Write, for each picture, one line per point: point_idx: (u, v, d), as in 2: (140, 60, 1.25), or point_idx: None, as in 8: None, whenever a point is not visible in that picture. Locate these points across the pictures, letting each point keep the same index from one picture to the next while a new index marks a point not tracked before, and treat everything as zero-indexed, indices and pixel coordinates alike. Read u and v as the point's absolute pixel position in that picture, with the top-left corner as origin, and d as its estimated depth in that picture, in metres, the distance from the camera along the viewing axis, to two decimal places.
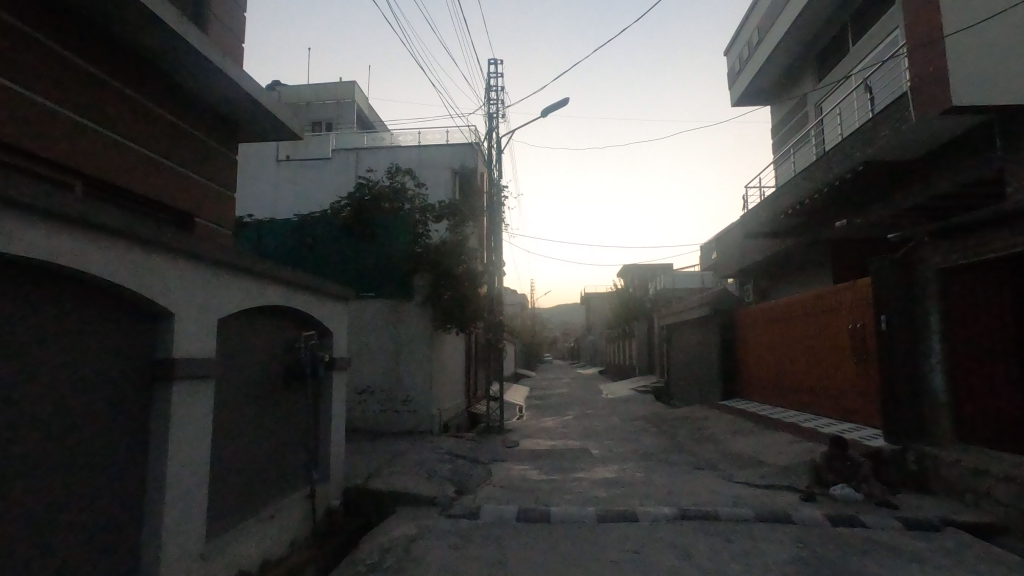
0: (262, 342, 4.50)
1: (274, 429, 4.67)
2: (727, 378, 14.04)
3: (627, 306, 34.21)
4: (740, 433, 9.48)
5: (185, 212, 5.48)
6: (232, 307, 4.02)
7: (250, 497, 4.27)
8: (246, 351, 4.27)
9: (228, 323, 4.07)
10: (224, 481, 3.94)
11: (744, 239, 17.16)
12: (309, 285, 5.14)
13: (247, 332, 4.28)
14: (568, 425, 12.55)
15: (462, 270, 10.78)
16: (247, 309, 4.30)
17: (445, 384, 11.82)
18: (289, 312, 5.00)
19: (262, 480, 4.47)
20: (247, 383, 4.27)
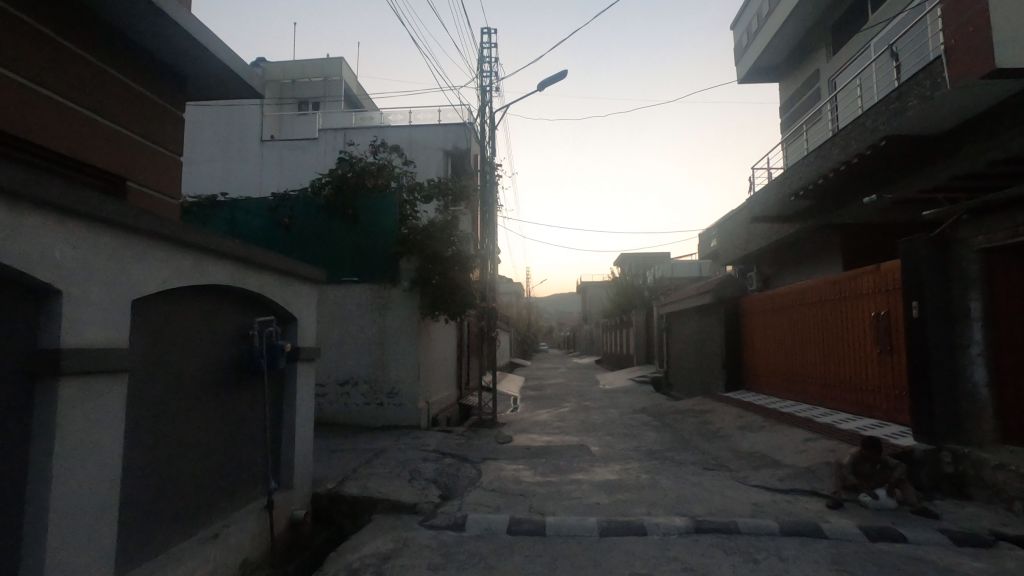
0: (201, 329, 3.78)
1: (218, 432, 3.96)
2: (732, 369, 13.39)
3: (625, 295, 33.48)
4: (749, 429, 8.83)
5: (116, 176, 4.68)
6: (156, 285, 3.28)
7: (184, 514, 3.56)
8: (179, 339, 3.55)
9: (152, 306, 3.34)
10: (145, 498, 3.23)
11: (749, 223, 16.44)
12: (266, 263, 4.38)
13: (176, 318, 3.52)
14: (565, 418, 11.87)
15: (452, 253, 9.98)
16: (181, 288, 3.56)
17: (435, 376, 11.10)
18: (241, 295, 4.27)
19: (200, 495, 3.74)
20: (179, 378, 3.55)
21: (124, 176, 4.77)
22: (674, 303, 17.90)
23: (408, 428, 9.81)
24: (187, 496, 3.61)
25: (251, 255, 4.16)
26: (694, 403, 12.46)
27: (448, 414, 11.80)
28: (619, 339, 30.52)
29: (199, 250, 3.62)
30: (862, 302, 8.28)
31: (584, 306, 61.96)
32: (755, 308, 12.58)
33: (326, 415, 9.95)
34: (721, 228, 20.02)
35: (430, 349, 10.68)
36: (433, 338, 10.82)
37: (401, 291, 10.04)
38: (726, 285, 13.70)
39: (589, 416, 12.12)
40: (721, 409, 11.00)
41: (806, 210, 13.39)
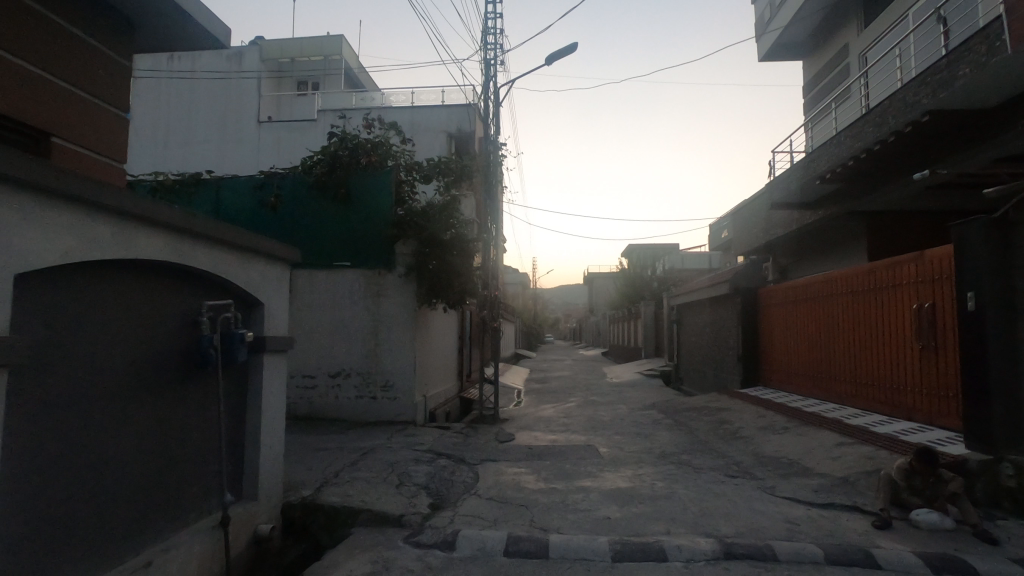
0: (119, 312, 3.16)
1: (146, 434, 3.35)
2: (748, 365, 12.64)
3: (634, 286, 32.65)
4: (772, 430, 8.12)
5: (37, 128, 3.90)
6: (45, 257, 2.65)
7: (89, 535, 2.95)
8: (83, 322, 2.94)
9: (41, 282, 2.72)
10: (24, 515, 2.63)
11: (768, 210, 15.61)
12: (217, 236, 3.72)
13: (80, 295, 2.90)
14: (571, 415, 11.18)
15: (450, 236, 9.25)
16: (89, 262, 2.94)
17: (433, 368, 10.44)
18: (183, 273, 3.65)
19: (117, 510, 3.13)
20: (82, 370, 2.93)
21: (48, 129, 3.98)
22: (687, 295, 17.12)
23: (403, 424, 9.16)
24: (96, 511, 3.01)
25: (193, 225, 3.50)
26: (709, 400, 11.74)
27: (447, 409, 11.15)
28: (627, 332, 29.76)
29: (115, 214, 2.99)
30: (901, 293, 7.51)
31: (591, 297, 61.16)
32: (777, 300, 11.81)
33: (317, 409, 9.33)
34: (736, 217, 19.18)
35: (428, 340, 10.01)
36: (431, 328, 10.15)
37: (396, 276, 9.36)
38: (743, 275, 12.93)
39: (597, 412, 11.43)
40: (738, 407, 10.27)
41: (831, 196, 12.55)
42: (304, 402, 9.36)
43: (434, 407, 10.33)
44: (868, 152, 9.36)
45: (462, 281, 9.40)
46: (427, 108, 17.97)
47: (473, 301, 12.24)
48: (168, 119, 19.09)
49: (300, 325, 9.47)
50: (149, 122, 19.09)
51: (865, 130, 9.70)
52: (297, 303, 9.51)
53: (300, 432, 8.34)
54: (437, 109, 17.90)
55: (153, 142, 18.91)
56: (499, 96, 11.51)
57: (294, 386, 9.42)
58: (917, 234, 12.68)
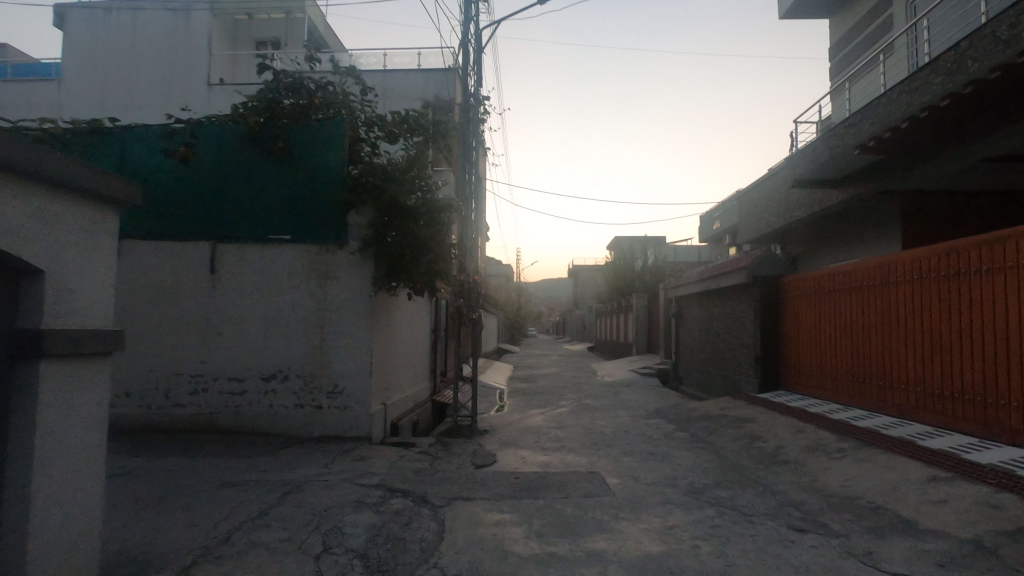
0: None
1: None
2: (768, 365, 10.93)
3: (623, 278, 30.90)
4: (825, 453, 6.35)
5: None
6: None
7: None
8: None
9: None
10: None
11: (782, 190, 13.88)
12: None
13: None
14: (563, 425, 9.33)
15: (417, 201, 7.28)
16: None
17: (397, 369, 8.52)
18: None
19: None
20: None
21: None
22: (689, 285, 15.37)
23: (355, 441, 7.23)
24: None
25: None
26: (724, 407, 10.00)
27: (416, 418, 9.24)
28: (616, 326, 28.02)
29: None
30: (1009, 277, 5.86)
31: (576, 290, 59.41)
32: (805, 290, 10.13)
33: (245, 422, 7.34)
34: (741, 200, 17.48)
35: (391, 334, 8.09)
36: (395, 319, 8.23)
37: (350, 253, 7.39)
38: (763, 261, 11.17)
39: (593, 421, 9.62)
40: (765, 418, 8.53)
41: (865, 171, 10.85)
42: (229, 412, 7.36)
43: (397, 417, 8.43)
44: (935, 109, 7.64)
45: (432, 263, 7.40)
46: (401, 73, 15.86)
47: (447, 287, 10.33)
48: (105, 77, 16.75)
49: (226, 314, 7.47)
50: (82, 80, 16.73)
51: (928, 83, 7.96)
52: (223, 287, 7.49)
53: (218, 455, 6.37)
54: (411, 73, 15.82)
55: (88, 103, 16.60)
56: (481, 41, 9.55)
57: (215, 393, 7.41)
58: (959, 217, 11.06)
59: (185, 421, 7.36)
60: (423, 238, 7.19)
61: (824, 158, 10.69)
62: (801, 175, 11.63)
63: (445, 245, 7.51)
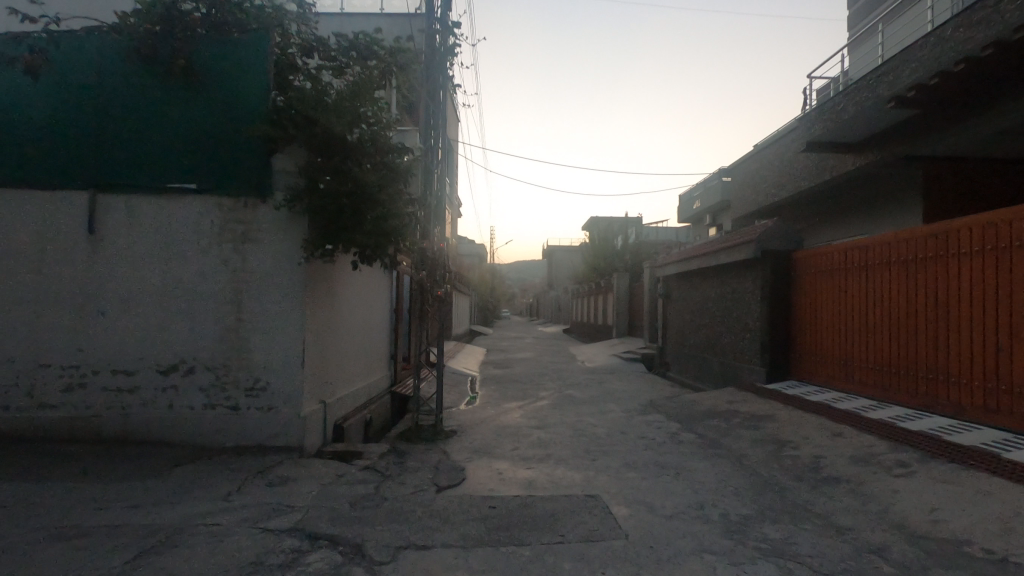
0: None
1: None
2: (776, 352, 9.62)
3: (603, 257, 29.51)
4: (883, 468, 4.99)
5: None
6: None
7: None
8: None
9: None
10: None
11: (788, 158, 12.49)
12: None
13: None
14: (546, 424, 7.82)
15: (358, 137, 5.42)
16: None
17: (341, 359, 6.87)
18: None
19: None
20: None
21: None
22: (679, 262, 13.97)
23: (281, 453, 5.56)
24: None
25: None
26: (729, 401, 8.64)
27: (368, 417, 7.61)
28: (594, 307, 26.67)
29: None
30: None
31: (551, 270, 57.96)
32: (824, 267, 8.81)
33: (136, 430, 5.58)
34: (737, 170, 16.05)
35: (331, 315, 6.39)
36: (337, 293, 6.53)
37: (274, 206, 5.65)
38: (773, 234, 9.78)
39: (581, 418, 8.16)
40: (785, 416, 7.18)
41: (892, 131, 9.50)
42: (115, 416, 5.60)
43: (341, 418, 6.78)
44: (1009, 42, 6.25)
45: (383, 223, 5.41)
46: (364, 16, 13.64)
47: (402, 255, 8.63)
48: None
49: (111, 287, 5.67)
50: None
51: (996, 14, 6.57)
52: (105, 252, 5.67)
53: (83, 478, 4.65)
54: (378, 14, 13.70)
55: None
56: None
57: (97, 391, 5.64)
58: (990, 185, 9.84)
59: (53, 428, 5.58)
60: (366, 183, 5.28)
61: (846, 116, 9.31)
62: (814, 137, 10.25)
63: (400, 197, 5.65)
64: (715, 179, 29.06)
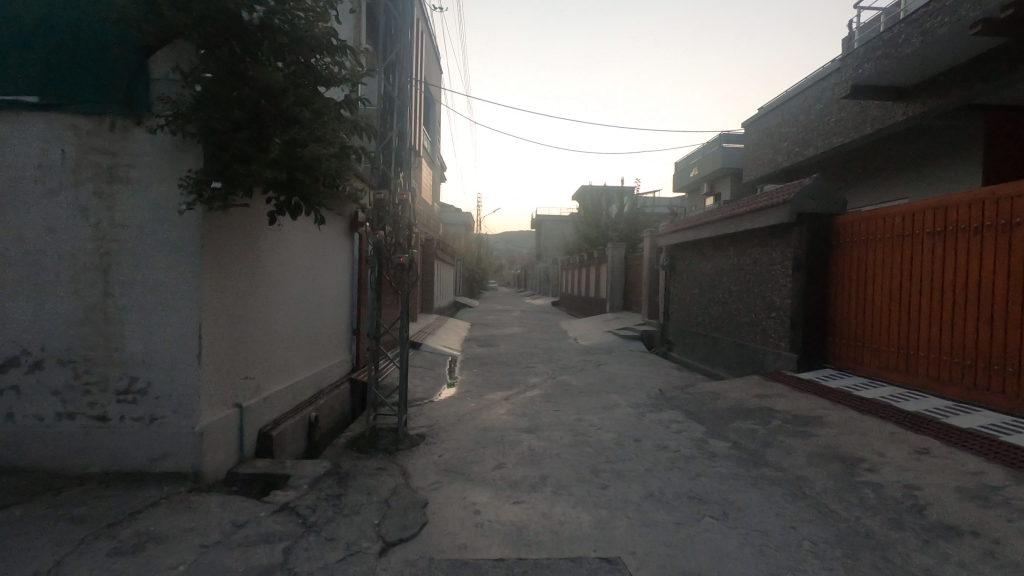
0: None
1: None
2: (809, 335, 8.14)
3: (596, 226, 27.85)
4: (1018, 513, 3.52)
5: None
6: None
7: None
8: None
9: None
10: None
11: (820, 109, 10.80)
12: None
13: None
14: (538, 425, 6.27)
15: (262, 17, 3.57)
16: None
17: (269, 346, 5.19)
18: None
19: None
20: None
21: None
22: (687, 229, 12.35)
23: (167, 482, 3.94)
24: None
25: None
26: (758, 395, 7.16)
27: (313, 415, 6.01)
28: (587, 279, 25.13)
29: None
30: None
31: (540, 241, 56.22)
32: (880, 234, 7.22)
33: None
34: (753, 127, 14.32)
35: (251, 286, 4.69)
36: (260, 257, 4.82)
37: (152, 127, 3.90)
38: (812, 194, 8.16)
39: (580, 417, 6.63)
40: (839, 420, 5.69)
41: (960, 71, 7.86)
42: None
43: (269, 424, 5.14)
44: None
45: (301, 152, 3.58)
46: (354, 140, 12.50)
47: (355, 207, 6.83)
48: None
49: None
50: None
51: None
52: None
53: None
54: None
55: None
56: None
57: None
58: None
59: None
60: (269, 85, 3.47)
61: (908, 51, 7.63)
62: (862, 78, 8.55)
63: (329, 114, 3.85)
64: (716, 145, 27.31)
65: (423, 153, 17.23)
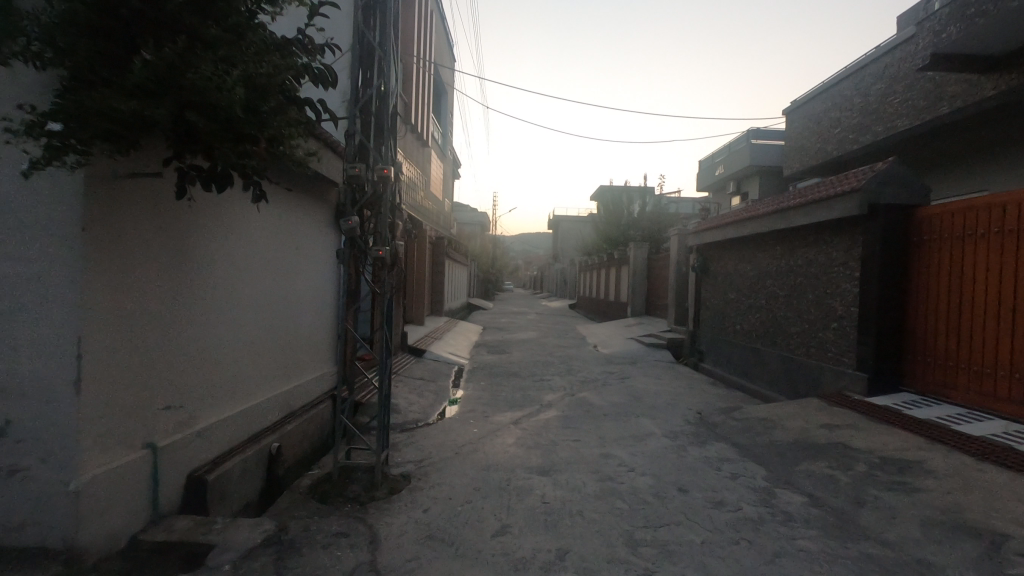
0: None
1: None
2: (883, 351, 6.75)
3: (616, 226, 26.49)
4: None
5: None
6: None
7: None
8: None
9: None
10: None
11: (890, 90, 9.42)
12: None
13: None
14: (554, 463, 5.03)
15: None
16: None
17: (210, 362, 4.00)
18: None
19: None
20: None
21: None
22: (722, 226, 10.99)
23: (31, 564, 2.79)
24: None
25: None
26: (826, 426, 5.83)
27: (276, 445, 4.82)
28: (606, 281, 23.74)
29: None
30: None
31: (556, 242, 54.87)
32: (983, 228, 5.78)
33: None
34: (797, 113, 12.89)
35: (174, 283, 3.49)
36: (190, 244, 3.62)
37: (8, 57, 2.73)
38: (888, 181, 6.77)
39: (607, 451, 5.37)
40: (950, 468, 4.35)
41: None
42: None
43: (207, 465, 3.95)
44: None
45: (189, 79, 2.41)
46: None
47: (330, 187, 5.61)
48: None
49: None
50: None
51: None
52: None
53: None
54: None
55: None
56: None
57: None
58: None
59: None
60: None
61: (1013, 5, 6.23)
62: (947, 44, 7.15)
63: (245, 34, 2.66)
64: (743, 141, 25.78)
65: (432, 143, 16.06)
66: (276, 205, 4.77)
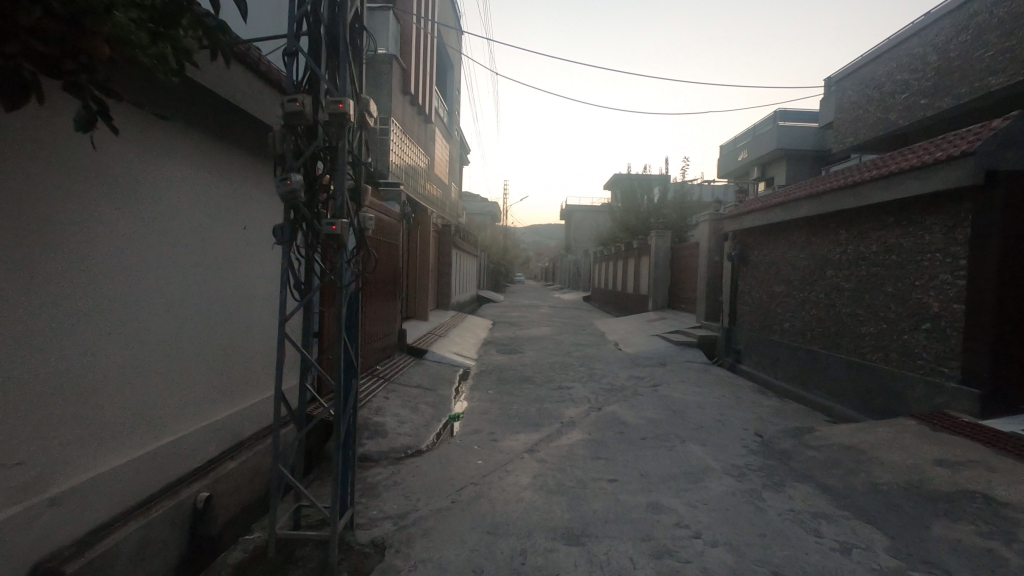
0: None
1: None
2: (1002, 360, 5.28)
3: (634, 215, 24.96)
4: None
5: None
6: None
7: None
8: None
9: None
10: None
11: (981, 44, 7.87)
12: None
13: None
14: (586, 519, 3.67)
15: None
16: None
17: (71, 387, 2.65)
18: None
19: None
20: None
21: None
22: (767, 207, 9.51)
23: None
24: None
25: None
26: (943, 462, 4.40)
27: (208, 494, 3.49)
28: (624, 273, 22.20)
29: None
30: None
31: (569, 232, 53.29)
32: None
33: None
34: (850, 81, 11.31)
35: None
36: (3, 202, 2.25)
37: None
38: (1008, 143, 5.30)
39: (655, 499, 3.99)
40: None
41: None
42: None
43: (72, 548, 2.60)
44: None
45: None
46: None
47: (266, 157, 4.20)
48: None
49: None
50: None
51: None
52: None
53: None
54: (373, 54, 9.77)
55: None
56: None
57: None
58: None
59: None
60: None
61: None
62: None
63: None
64: (770, 124, 24.13)
65: (436, 121, 14.64)
66: (194, 159, 3.41)
